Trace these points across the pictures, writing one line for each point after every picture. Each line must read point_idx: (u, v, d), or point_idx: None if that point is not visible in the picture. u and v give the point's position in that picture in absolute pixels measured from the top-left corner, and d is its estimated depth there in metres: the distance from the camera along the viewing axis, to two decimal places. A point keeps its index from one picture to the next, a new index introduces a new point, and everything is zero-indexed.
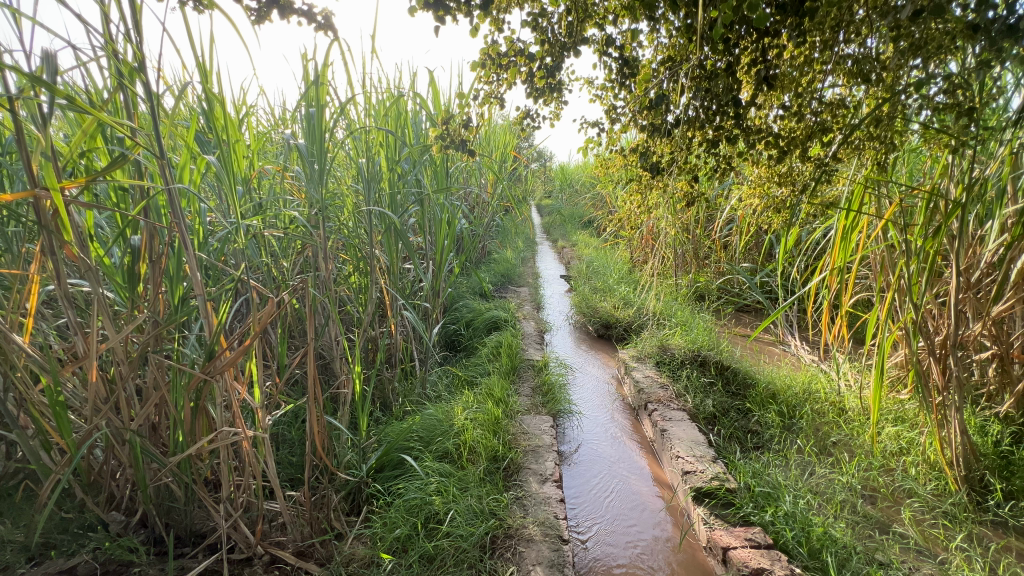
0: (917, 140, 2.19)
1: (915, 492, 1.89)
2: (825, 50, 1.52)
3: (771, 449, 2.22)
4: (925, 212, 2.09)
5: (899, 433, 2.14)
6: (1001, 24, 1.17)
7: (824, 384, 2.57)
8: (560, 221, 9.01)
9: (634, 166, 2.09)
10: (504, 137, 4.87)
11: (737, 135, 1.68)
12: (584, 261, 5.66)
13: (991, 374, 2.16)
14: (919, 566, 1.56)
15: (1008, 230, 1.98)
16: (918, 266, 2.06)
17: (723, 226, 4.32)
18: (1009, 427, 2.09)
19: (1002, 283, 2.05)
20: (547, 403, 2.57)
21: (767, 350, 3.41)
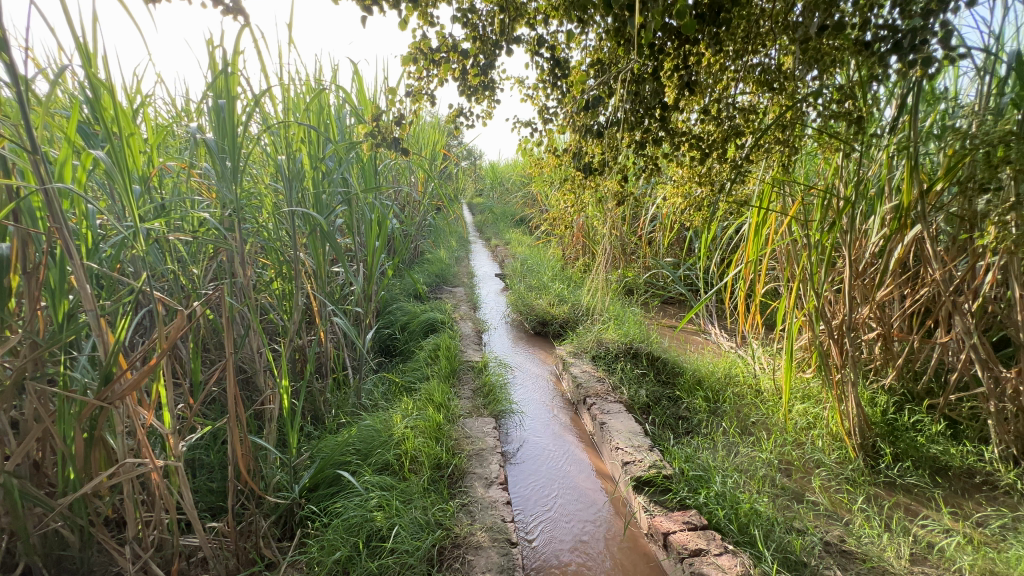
0: (813, 144, 2.43)
1: (822, 462, 2.10)
2: (737, 58, 1.63)
3: (700, 433, 2.37)
4: (821, 209, 2.33)
5: (807, 409, 2.37)
6: (887, 43, 1.31)
7: (743, 368, 2.78)
8: (492, 220, 9.03)
9: (567, 166, 2.13)
10: (434, 135, 4.78)
11: (663, 136, 1.75)
12: (519, 259, 5.71)
13: (877, 351, 2.44)
14: (829, 529, 1.73)
15: (889, 225, 2.25)
16: (818, 258, 2.29)
17: (648, 223, 4.55)
18: (893, 397, 2.38)
19: (884, 272, 2.33)
20: (488, 404, 2.54)
21: (691, 339, 3.64)
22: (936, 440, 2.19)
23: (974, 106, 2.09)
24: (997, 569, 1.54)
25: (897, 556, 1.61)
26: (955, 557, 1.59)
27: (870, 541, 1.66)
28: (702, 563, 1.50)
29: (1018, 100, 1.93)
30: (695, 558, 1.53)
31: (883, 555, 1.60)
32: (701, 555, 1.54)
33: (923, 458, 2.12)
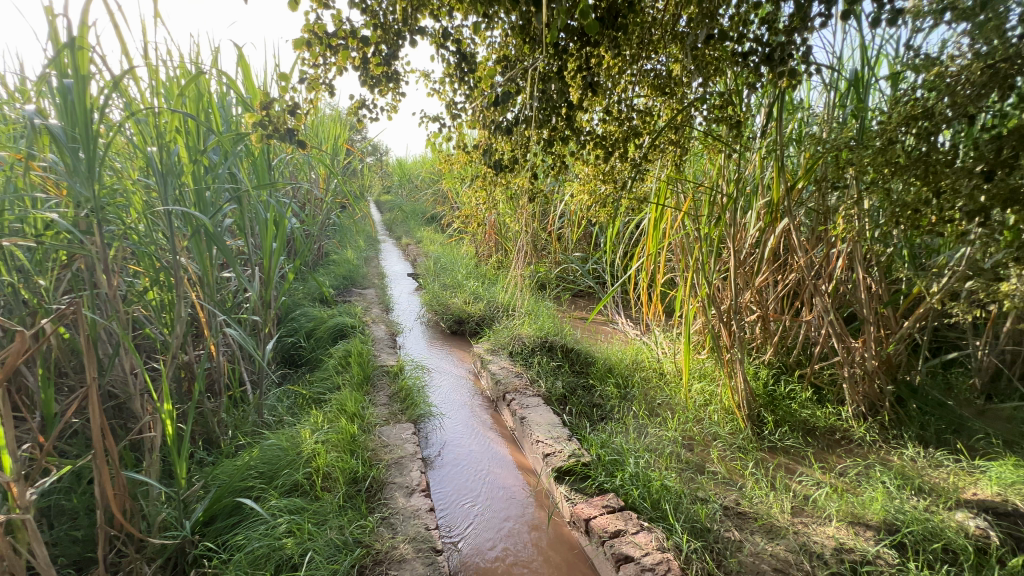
0: (699, 146, 2.66)
1: (718, 434, 2.33)
2: (634, 62, 1.73)
3: (613, 419, 2.50)
4: (709, 205, 2.56)
5: (703, 387, 2.61)
6: (761, 55, 1.46)
7: (648, 353, 2.98)
8: (402, 219, 8.76)
9: (477, 162, 2.11)
10: (335, 128, 4.49)
11: (569, 135, 1.80)
12: (432, 257, 5.60)
13: (757, 331, 2.75)
14: (727, 495, 1.92)
15: (763, 219, 2.54)
16: (707, 249, 2.52)
17: (557, 220, 4.70)
18: (772, 370, 2.70)
19: (761, 260, 2.62)
20: (405, 409, 2.45)
21: (601, 329, 3.83)
22: (806, 405, 2.52)
23: (824, 116, 2.43)
24: (856, 510, 1.80)
25: (781, 511, 1.82)
26: (825, 504, 1.84)
27: (760, 501, 1.87)
28: (621, 544, 1.58)
29: (856, 112, 2.27)
30: (615, 539, 1.61)
31: (770, 512, 1.81)
32: (620, 535, 1.62)
33: (797, 422, 2.43)
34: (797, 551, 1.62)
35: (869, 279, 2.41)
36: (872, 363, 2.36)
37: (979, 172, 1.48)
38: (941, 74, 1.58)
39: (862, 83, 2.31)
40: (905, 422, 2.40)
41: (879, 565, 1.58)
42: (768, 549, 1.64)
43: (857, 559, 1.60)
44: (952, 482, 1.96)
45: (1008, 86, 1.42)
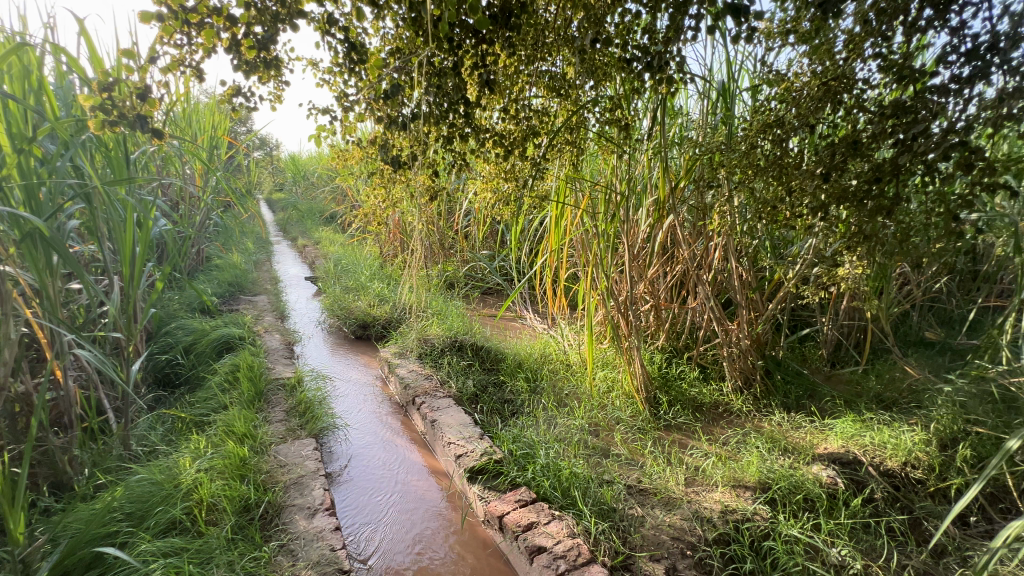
0: (594, 146, 2.80)
1: (620, 418, 2.48)
2: (529, 63, 1.78)
3: (524, 413, 2.54)
4: (605, 203, 2.72)
5: (606, 375, 2.77)
6: (641, 62, 1.57)
7: (555, 346, 3.09)
8: (297, 219, 8.15)
9: (374, 158, 2.02)
10: (211, 117, 4.03)
11: (468, 133, 1.79)
12: (332, 258, 5.28)
13: (651, 319, 2.97)
14: (630, 474, 2.05)
15: (652, 216, 2.75)
16: (605, 244, 2.67)
17: (463, 218, 4.68)
18: (664, 354, 2.94)
19: (652, 253, 2.84)
20: (305, 423, 2.28)
21: (510, 325, 3.89)
22: (694, 384, 2.79)
23: (699, 122, 2.69)
24: (737, 474, 2.02)
25: (676, 483, 1.99)
26: (712, 472, 2.04)
27: (658, 476, 2.02)
28: (535, 536, 1.62)
29: (725, 119, 2.54)
30: (528, 532, 1.64)
31: (667, 485, 1.96)
32: (533, 527, 1.65)
33: (687, 400, 2.67)
34: (690, 518, 1.78)
35: (740, 268, 2.72)
36: (745, 343, 2.67)
37: (819, 174, 1.73)
38: (788, 88, 1.82)
39: (728, 94, 2.60)
40: (772, 391, 2.75)
41: (756, 521, 1.79)
42: (666, 520, 1.77)
43: (739, 519, 1.79)
44: (809, 440, 2.29)
45: (837, 101, 1.67)
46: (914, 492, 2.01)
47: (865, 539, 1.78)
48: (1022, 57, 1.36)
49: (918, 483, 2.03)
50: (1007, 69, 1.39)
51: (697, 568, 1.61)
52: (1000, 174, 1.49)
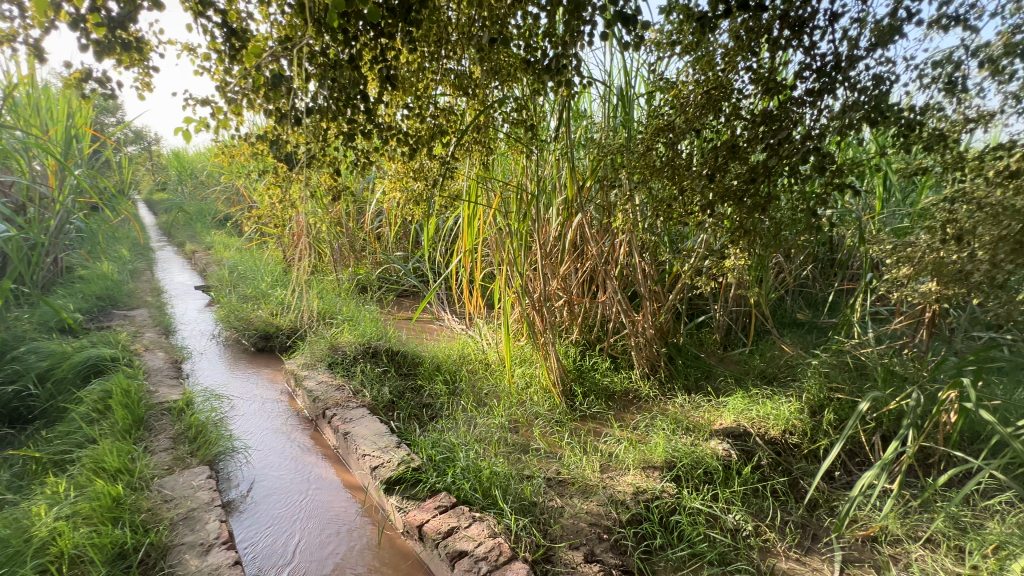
0: (504, 146, 2.82)
1: (539, 412, 2.54)
2: (433, 60, 1.75)
3: (443, 416, 2.50)
4: (517, 202, 2.77)
5: (524, 371, 2.82)
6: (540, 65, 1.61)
7: (473, 346, 3.08)
8: (185, 221, 7.32)
9: (267, 155, 1.86)
10: (66, 105, 3.48)
11: (371, 130, 1.72)
12: (226, 265, 4.80)
13: (566, 314, 3.07)
14: (549, 467, 2.10)
15: (562, 215, 2.85)
16: (518, 243, 2.71)
17: (373, 218, 4.49)
18: (579, 347, 3.06)
19: (564, 250, 2.94)
20: (197, 449, 2.05)
21: (427, 327, 3.81)
22: (606, 373, 2.94)
23: (602, 124, 2.82)
24: (646, 455, 2.15)
25: (592, 471, 2.07)
26: (624, 457, 2.16)
27: (575, 466, 2.10)
28: (455, 541, 1.59)
29: (625, 122, 2.69)
30: (449, 538, 1.61)
31: (584, 473, 2.04)
32: (453, 532, 1.63)
33: (600, 390, 2.81)
34: (606, 503, 1.86)
35: (643, 263, 2.90)
36: (650, 332, 2.87)
37: (705, 174, 1.89)
38: (676, 95, 1.97)
39: (626, 99, 2.76)
40: (675, 375, 2.98)
41: (664, 498, 1.93)
42: (583, 508, 1.84)
43: (649, 498, 1.91)
44: (707, 418, 2.51)
45: (717, 108, 1.85)
46: (792, 454, 2.29)
47: (754, 503, 2.00)
48: (858, 75, 1.61)
49: (795, 447, 2.32)
50: (848, 85, 1.64)
51: (613, 550, 1.70)
52: (845, 175, 1.75)
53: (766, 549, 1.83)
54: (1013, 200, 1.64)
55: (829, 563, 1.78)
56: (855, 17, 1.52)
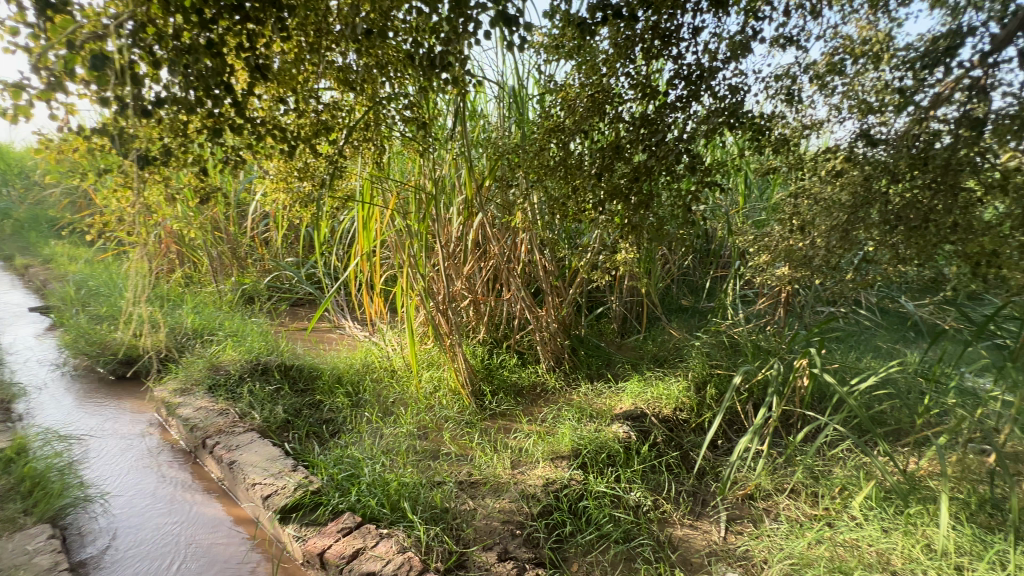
0: (399, 144, 2.73)
1: (449, 416, 2.50)
2: (313, 51, 1.63)
3: (347, 431, 2.35)
4: (416, 202, 2.70)
5: (432, 374, 2.76)
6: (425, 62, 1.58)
7: (377, 353, 2.95)
8: (12, 230, 6.07)
9: (110, 152, 1.60)
10: None
11: (243, 125, 1.56)
12: (71, 280, 4.06)
13: (472, 313, 3.06)
14: (461, 470, 2.08)
15: (462, 214, 2.83)
16: (418, 245, 2.66)
17: (259, 221, 4.10)
18: (486, 346, 3.07)
19: (467, 250, 2.92)
20: (35, 505, 1.71)
21: (325, 337, 3.56)
22: (514, 369, 2.98)
23: (498, 124, 2.86)
24: (554, 446, 2.22)
25: (504, 468, 2.09)
26: (534, 450, 2.20)
27: (487, 466, 2.10)
28: (361, 563, 1.51)
29: (519, 122, 2.74)
30: (354, 561, 1.52)
31: (495, 472, 2.05)
32: (359, 554, 1.54)
33: (508, 386, 2.84)
34: (517, 499, 1.89)
35: (544, 259, 2.99)
36: (553, 326, 2.96)
37: (594, 173, 2.00)
38: (565, 96, 2.05)
39: (520, 98, 2.82)
40: (579, 365, 3.11)
41: (572, 486, 2.00)
42: (496, 507, 1.85)
43: (558, 488, 1.97)
44: (608, 403, 2.65)
45: (601, 110, 1.95)
46: (682, 429, 2.51)
47: (652, 479, 2.15)
48: (717, 84, 1.80)
49: (684, 422, 2.54)
50: (710, 93, 1.83)
51: (526, 544, 1.72)
52: (712, 174, 1.95)
53: (664, 520, 1.99)
54: (839, 195, 2.01)
55: (716, 524, 1.99)
56: (712, 32, 1.70)
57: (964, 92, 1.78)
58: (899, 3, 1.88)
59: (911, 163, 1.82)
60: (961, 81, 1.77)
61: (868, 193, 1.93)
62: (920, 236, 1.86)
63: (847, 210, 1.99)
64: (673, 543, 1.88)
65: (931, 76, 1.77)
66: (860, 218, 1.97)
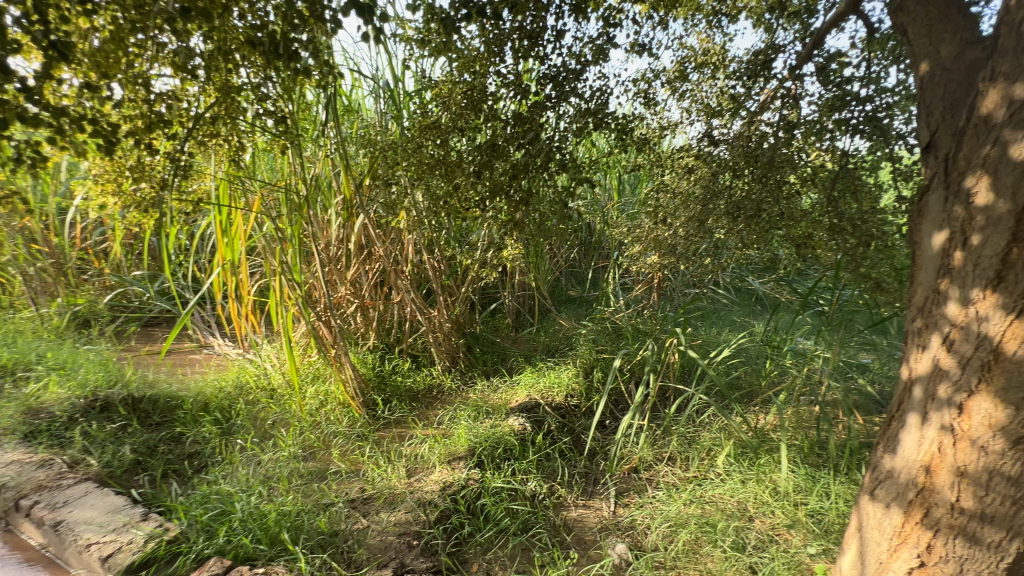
0: (262, 141, 2.48)
1: (337, 431, 2.34)
2: (136, 30, 1.40)
3: (216, 463, 2.09)
4: (286, 204, 2.47)
5: (317, 389, 2.56)
6: (268, 48, 1.43)
7: (251, 372, 2.66)
8: None
9: None
10: None
11: (41, 115, 1.29)
12: None
13: (360, 320, 2.90)
14: (351, 487, 1.96)
15: (341, 215, 2.66)
16: (292, 249, 2.41)
17: (92, 231, 3.48)
18: (377, 353, 2.93)
19: (349, 254, 2.75)
20: None
21: (187, 358, 3.13)
22: (408, 374, 2.89)
23: (376, 120, 2.73)
24: (451, 448, 2.19)
25: (398, 478, 2.01)
26: (430, 455, 2.15)
27: (380, 479, 2.00)
28: None
29: (397, 118, 2.65)
30: None
31: (389, 484, 1.97)
32: None
33: (402, 392, 2.75)
34: (414, 508, 1.84)
35: (432, 259, 2.93)
36: (446, 326, 2.92)
37: (473, 172, 2.00)
38: (439, 93, 2.02)
39: (398, 94, 2.73)
40: (475, 363, 3.11)
41: (470, 486, 2.00)
42: (390, 520, 1.78)
43: (456, 490, 1.96)
44: (504, 398, 2.69)
45: (477, 108, 1.95)
46: (574, 414, 2.63)
47: (547, 466, 2.23)
48: (582, 86, 1.90)
49: (575, 407, 2.67)
50: (576, 94, 1.92)
51: (423, 554, 1.68)
52: (583, 171, 2.05)
53: (559, 504, 2.07)
54: (692, 189, 2.24)
55: (606, 500, 2.11)
56: (574, 36, 1.79)
57: (780, 100, 2.10)
58: (729, 21, 2.16)
59: (746, 159, 2.12)
60: (777, 90, 2.08)
61: (714, 188, 2.19)
62: (758, 223, 2.12)
63: (700, 202, 2.22)
64: (568, 526, 1.97)
65: (755, 86, 2.06)
66: (710, 209, 2.18)
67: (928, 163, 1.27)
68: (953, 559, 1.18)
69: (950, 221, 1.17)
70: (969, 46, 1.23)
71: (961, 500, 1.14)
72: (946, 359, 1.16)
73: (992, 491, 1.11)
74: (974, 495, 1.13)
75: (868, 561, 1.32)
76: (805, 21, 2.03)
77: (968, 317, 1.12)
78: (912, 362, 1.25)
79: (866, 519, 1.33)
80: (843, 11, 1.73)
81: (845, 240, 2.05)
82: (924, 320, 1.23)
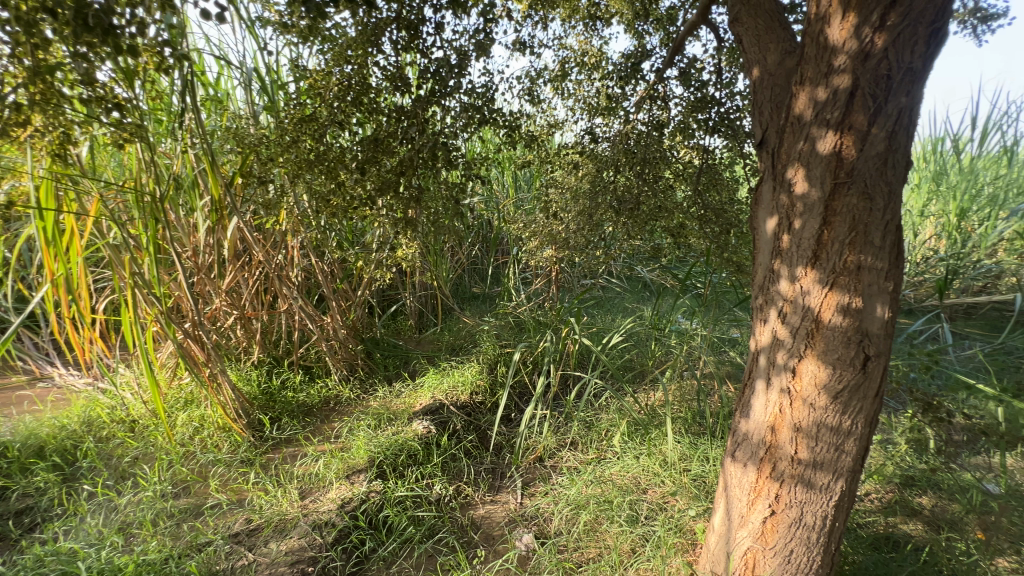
0: (98, 133, 2.12)
1: (217, 459, 2.09)
2: None
3: (55, 517, 1.76)
4: (135, 206, 2.13)
5: (190, 416, 2.26)
6: (75, 19, 1.19)
7: (103, 404, 2.27)
8: None
9: None
10: None
11: None
12: None
13: (240, 334, 2.62)
14: (234, 519, 1.76)
15: (208, 218, 2.36)
16: (145, 258, 2.09)
17: None
18: (263, 368, 2.66)
19: (221, 261, 2.45)
20: None
21: (15, 394, 2.59)
22: (300, 388, 2.66)
23: (244, 112, 2.47)
24: (349, 462, 2.05)
25: (290, 502, 1.85)
26: (326, 473, 2.00)
27: (269, 506, 1.82)
28: None
29: (270, 110, 2.42)
30: None
31: (280, 510, 1.80)
32: None
33: (294, 408, 2.53)
34: (308, 533, 1.71)
35: (321, 263, 2.73)
36: (340, 332, 2.74)
37: (356, 168, 1.88)
38: (313, 83, 1.87)
39: (269, 84, 2.49)
40: (375, 369, 2.96)
41: (371, 499, 1.90)
42: (281, 550, 1.64)
43: (356, 506, 1.85)
44: (407, 402, 2.60)
45: (356, 100, 1.84)
46: (479, 411, 2.63)
47: (453, 468, 2.20)
48: (466, 81, 1.87)
49: (481, 404, 2.67)
50: (460, 90, 1.89)
51: None
52: (473, 168, 2.03)
53: (465, 505, 2.07)
54: (579, 184, 2.34)
55: (512, 492, 2.16)
56: (453, 29, 1.76)
57: (651, 101, 2.26)
58: (603, 24, 2.28)
59: (625, 155, 2.26)
60: (648, 92, 2.23)
61: (599, 182, 2.30)
62: (639, 216, 2.26)
63: (588, 196, 2.31)
64: (475, 524, 1.97)
65: (629, 87, 2.20)
66: (596, 203, 2.29)
67: (761, 158, 1.44)
68: (796, 504, 1.36)
69: (778, 209, 1.34)
70: (787, 55, 1.41)
71: (799, 452, 1.33)
72: (781, 331, 1.33)
73: (820, 441, 1.30)
74: (807, 447, 1.32)
75: (733, 517, 1.48)
76: (667, 29, 2.22)
77: (795, 293, 1.29)
78: (757, 335, 1.42)
79: (730, 479, 1.50)
80: (695, 21, 1.91)
81: (711, 228, 2.26)
82: (763, 297, 1.40)
